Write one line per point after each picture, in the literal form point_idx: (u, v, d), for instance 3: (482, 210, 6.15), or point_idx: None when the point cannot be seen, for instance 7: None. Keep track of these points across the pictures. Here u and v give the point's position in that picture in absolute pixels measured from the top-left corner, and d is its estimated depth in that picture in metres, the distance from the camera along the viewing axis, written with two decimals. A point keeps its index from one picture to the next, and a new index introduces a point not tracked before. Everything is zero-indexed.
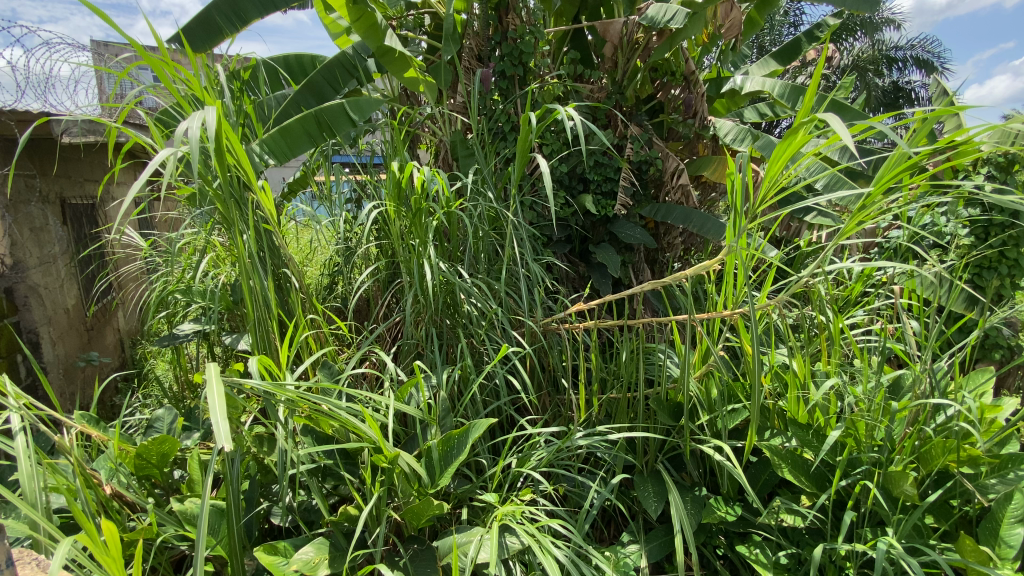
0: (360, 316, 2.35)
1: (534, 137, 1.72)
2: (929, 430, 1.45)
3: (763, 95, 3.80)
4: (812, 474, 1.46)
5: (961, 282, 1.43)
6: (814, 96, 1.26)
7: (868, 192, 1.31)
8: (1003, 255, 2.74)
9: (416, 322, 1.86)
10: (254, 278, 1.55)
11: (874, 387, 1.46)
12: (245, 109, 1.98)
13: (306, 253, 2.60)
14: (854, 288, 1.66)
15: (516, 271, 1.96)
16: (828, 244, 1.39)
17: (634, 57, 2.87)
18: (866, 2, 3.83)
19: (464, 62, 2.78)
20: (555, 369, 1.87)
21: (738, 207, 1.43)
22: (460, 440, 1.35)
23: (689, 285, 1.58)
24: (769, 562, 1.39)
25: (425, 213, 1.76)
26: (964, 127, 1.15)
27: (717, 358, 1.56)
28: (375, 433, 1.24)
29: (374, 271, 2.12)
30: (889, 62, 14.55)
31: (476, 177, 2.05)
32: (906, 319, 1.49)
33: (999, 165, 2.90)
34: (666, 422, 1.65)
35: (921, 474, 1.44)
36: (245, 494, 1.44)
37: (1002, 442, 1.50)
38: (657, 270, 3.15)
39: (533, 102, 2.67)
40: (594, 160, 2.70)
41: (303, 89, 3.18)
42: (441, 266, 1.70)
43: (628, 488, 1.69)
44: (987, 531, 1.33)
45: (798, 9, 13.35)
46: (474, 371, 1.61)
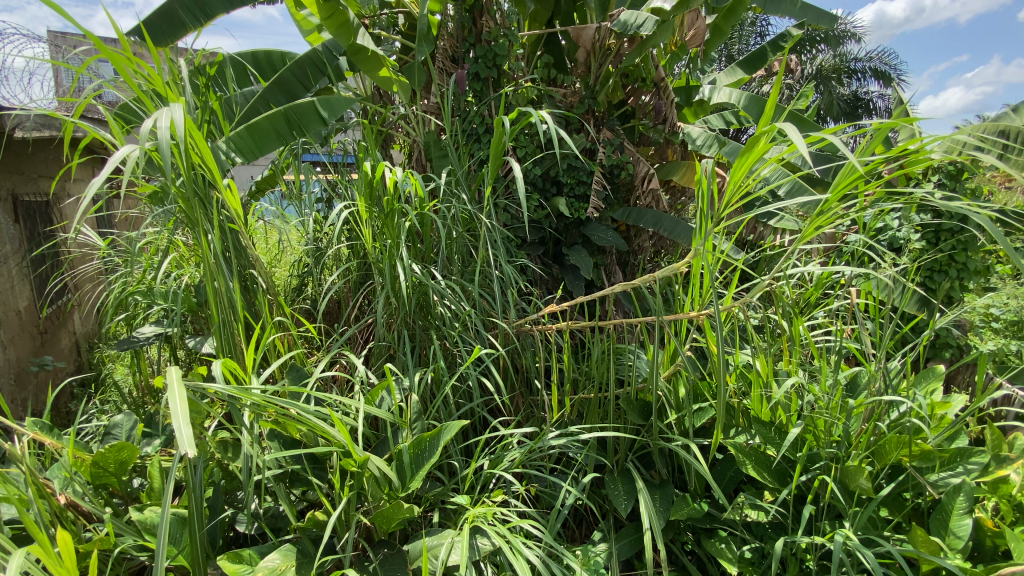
0: (330, 318, 2.31)
1: (508, 140, 1.72)
2: (882, 425, 1.52)
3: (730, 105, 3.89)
4: (773, 469, 1.51)
5: (912, 285, 1.50)
6: (775, 105, 1.30)
7: (825, 198, 1.35)
8: (952, 259, 2.88)
9: (388, 324, 1.84)
10: (219, 280, 1.51)
11: (831, 385, 1.53)
12: (211, 106, 1.92)
13: (275, 253, 2.55)
14: (814, 290, 1.72)
15: (489, 272, 1.96)
16: (789, 248, 1.44)
17: (607, 62, 2.91)
18: (827, 16, 3.99)
19: (439, 63, 2.78)
20: (528, 370, 1.87)
21: (703, 212, 1.46)
22: (432, 442, 1.35)
23: (658, 287, 1.61)
24: (733, 557, 1.43)
25: (397, 215, 1.74)
26: (915, 137, 1.21)
27: (685, 358, 1.60)
28: (344, 436, 1.23)
29: (346, 271, 2.09)
30: (849, 73, 15.18)
31: (450, 177, 2.04)
32: (862, 320, 1.56)
33: (950, 173, 3.03)
34: (635, 422, 1.68)
35: (876, 469, 1.50)
36: (208, 501, 1.41)
37: (951, 437, 1.58)
38: (629, 273, 3.21)
39: (507, 105, 2.68)
40: (567, 163, 2.73)
41: (273, 87, 3.11)
42: (414, 267, 1.68)
43: (598, 487, 1.71)
44: (937, 522, 1.39)
45: (763, 21, 13.86)
46: (446, 373, 1.60)
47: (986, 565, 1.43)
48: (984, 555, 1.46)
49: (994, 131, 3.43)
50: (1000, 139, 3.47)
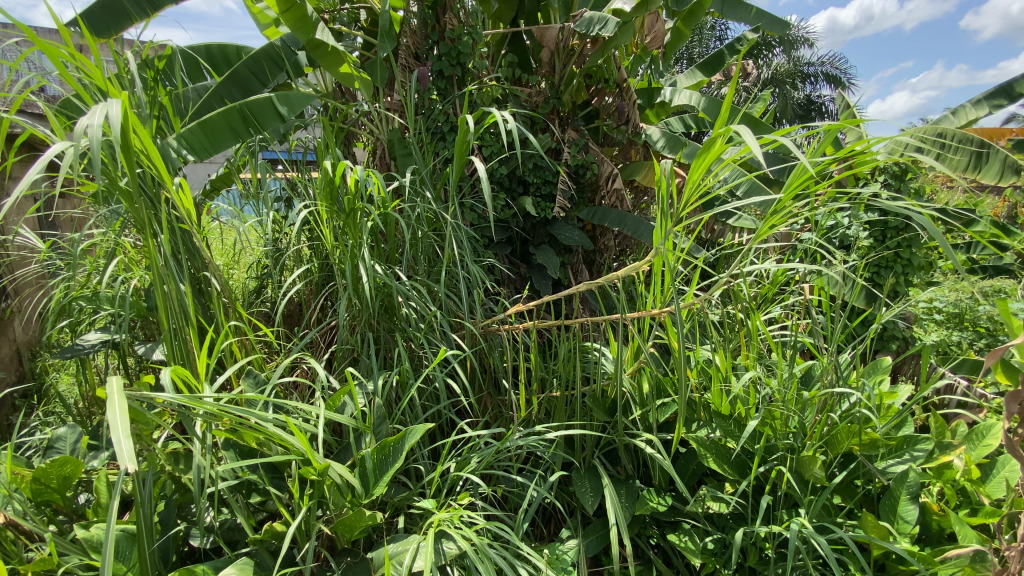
0: (291, 321, 2.24)
1: (472, 139, 1.70)
2: (835, 416, 1.58)
3: (689, 107, 4.00)
4: (733, 461, 1.55)
5: (860, 280, 1.57)
6: (730, 107, 1.33)
7: (778, 198, 1.39)
8: (898, 256, 3.02)
9: (351, 327, 1.80)
10: (168, 284, 1.44)
11: (787, 378, 1.58)
12: (160, 100, 1.82)
13: (232, 254, 2.46)
14: (770, 286, 1.78)
15: (456, 272, 1.94)
16: (746, 246, 1.48)
17: (570, 63, 2.94)
18: (780, 23, 4.15)
19: (401, 60, 2.73)
20: (495, 370, 1.86)
21: (663, 212, 1.49)
22: (397, 447, 1.32)
23: (621, 286, 1.63)
24: (697, 549, 1.46)
25: (359, 215, 1.70)
26: (861, 139, 1.26)
27: (648, 355, 1.63)
28: (303, 444, 1.19)
29: (307, 273, 2.04)
30: (803, 77, 15.82)
31: (414, 177, 2.01)
32: (815, 315, 1.62)
33: (895, 174, 3.13)
34: (601, 419, 1.69)
35: (829, 458, 1.56)
36: (160, 515, 1.34)
37: (897, 425, 1.67)
38: (596, 271, 3.24)
39: (471, 103, 2.66)
40: (533, 162, 2.74)
41: (227, 81, 3.00)
42: (377, 268, 1.65)
43: (566, 484, 1.73)
44: (887, 507, 1.46)
45: (722, 25, 14.32)
46: (412, 376, 1.57)
47: (932, 547, 1.50)
48: (930, 537, 1.53)
49: (933, 134, 3.63)
50: (939, 141, 3.67)
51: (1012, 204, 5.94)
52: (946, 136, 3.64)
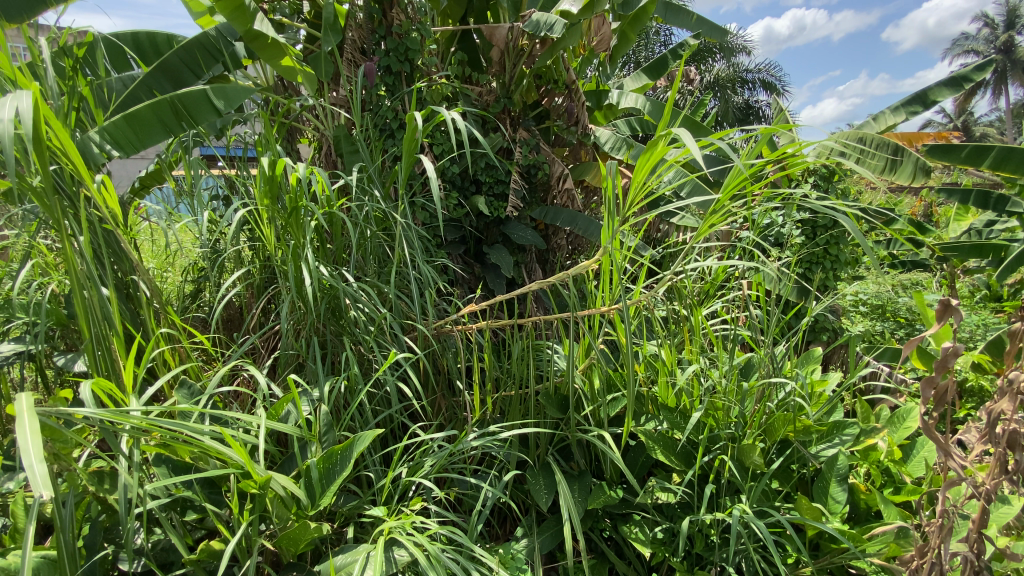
0: (231, 326, 2.14)
1: (421, 137, 1.65)
2: (772, 405, 1.67)
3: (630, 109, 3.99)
4: (679, 452, 1.61)
5: (793, 275, 1.66)
6: (671, 111, 1.38)
7: (717, 197, 1.45)
8: (828, 253, 3.21)
9: (296, 331, 1.73)
10: (89, 289, 1.33)
11: (728, 370, 1.65)
12: (79, 91, 1.68)
13: (166, 256, 2.32)
14: (712, 282, 1.85)
15: (406, 272, 1.90)
16: (688, 244, 1.53)
17: (520, 63, 2.93)
18: (719, 30, 4.35)
19: (347, 54, 2.66)
20: (448, 372, 1.84)
21: (609, 211, 1.53)
22: (344, 455, 1.28)
23: (572, 284, 1.65)
24: (647, 539, 1.51)
25: (301, 214, 1.63)
26: (791, 143, 1.32)
27: (598, 351, 1.66)
28: (242, 456, 1.13)
29: (248, 276, 1.94)
30: (742, 82, 16.64)
31: (361, 174, 1.94)
32: (753, 309, 1.70)
33: (824, 175, 3.32)
34: (554, 416, 1.71)
35: (767, 445, 1.64)
36: (83, 540, 1.24)
37: (828, 411, 1.78)
38: (549, 270, 3.27)
39: (421, 101, 2.61)
40: (484, 161, 2.73)
41: (156, 71, 2.82)
42: (322, 270, 1.58)
43: (520, 483, 1.73)
44: (820, 489, 1.56)
45: (667, 31, 14.89)
46: (361, 380, 1.53)
47: (861, 525, 1.61)
48: (859, 516, 1.64)
49: (855, 138, 3.90)
50: (861, 145, 3.95)
51: (927, 202, 6.47)
52: (866, 141, 3.92)
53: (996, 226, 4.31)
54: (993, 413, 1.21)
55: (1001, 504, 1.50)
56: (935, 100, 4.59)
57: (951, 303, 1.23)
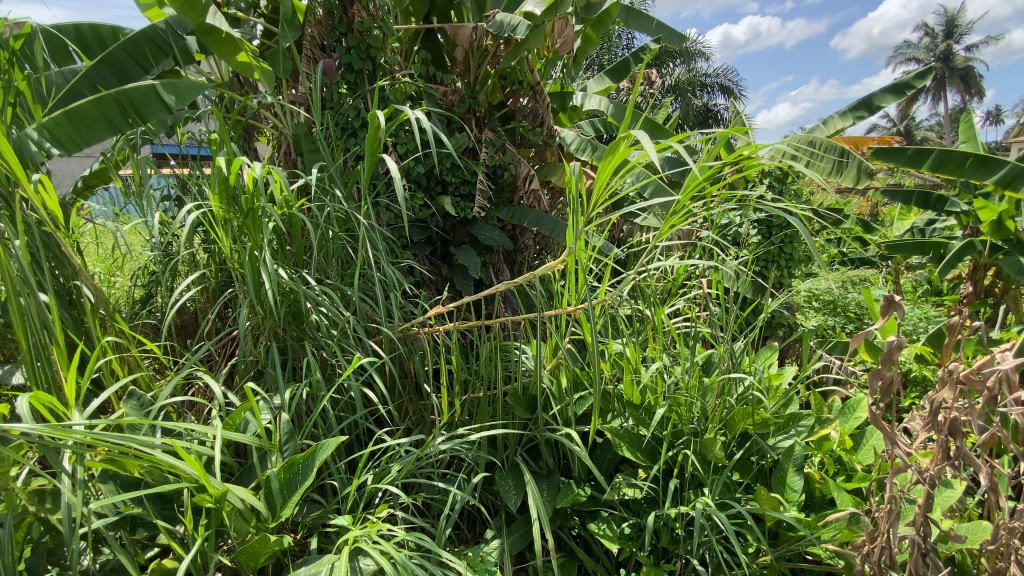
0: (186, 333, 2.05)
1: (383, 136, 1.62)
2: (732, 400, 1.72)
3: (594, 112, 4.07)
4: (644, 448, 1.64)
5: (750, 273, 1.72)
6: (631, 113, 1.40)
7: (677, 198, 1.48)
8: (782, 251, 3.33)
9: (255, 337, 1.67)
10: (25, 296, 1.25)
11: (689, 367, 1.70)
12: (13, 84, 1.58)
13: (113, 260, 2.20)
14: (674, 281, 1.90)
15: (370, 274, 1.87)
16: (651, 244, 1.56)
17: (484, 63, 2.94)
18: (678, 35, 4.46)
19: (306, 51, 2.59)
20: (415, 375, 1.81)
21: (574, 212, 1.54)
22: (307, 463, 1.24)
23: (539, 284, 1.66)
24: (614, 535, 1.53)
25: (258, 216, 1.57)
26: (746, 145, 1.36)
27: (564, 351, 1.68)
28: (196, 469, 1.09)
29: (203, 280, 1.87)
30: (702, 86, 17.14)
31: (322, 174, 1.89)
32: (713, 306, 1.75)
33: (778, 177, 3.46)
34: (523, 416, 1.71)
35: (728, 438, 1.69)
36: (22, 564, 1.16)
37: (784, 404, 1.85)
38: (516, 270, 3.28)
39: (383, 99, 2.58)
40: (450, 162, 2.72)
41: (100, 65, 2.66)
42: (281, 273, 1.53)
43: (489, 484, 1.73)
44: (778, 480, 1.62)
45: (629, 35, 15.25)
46: (323, 387, 1.49)
47: (817, 512, 1.68)
48: (814, 503, 1.71)
49: (805, 141, 4.08)
50: (811, 149, 4.14)
51: (873, 202, 6.82)
52: (815, 144, 4.12)
53: (936, 224, 4.57)
54: (934, 401, 1.28)
55: (944, 488, 1.59)
56: (879, 106, 4.85)
57: (894, 299, 1.28)
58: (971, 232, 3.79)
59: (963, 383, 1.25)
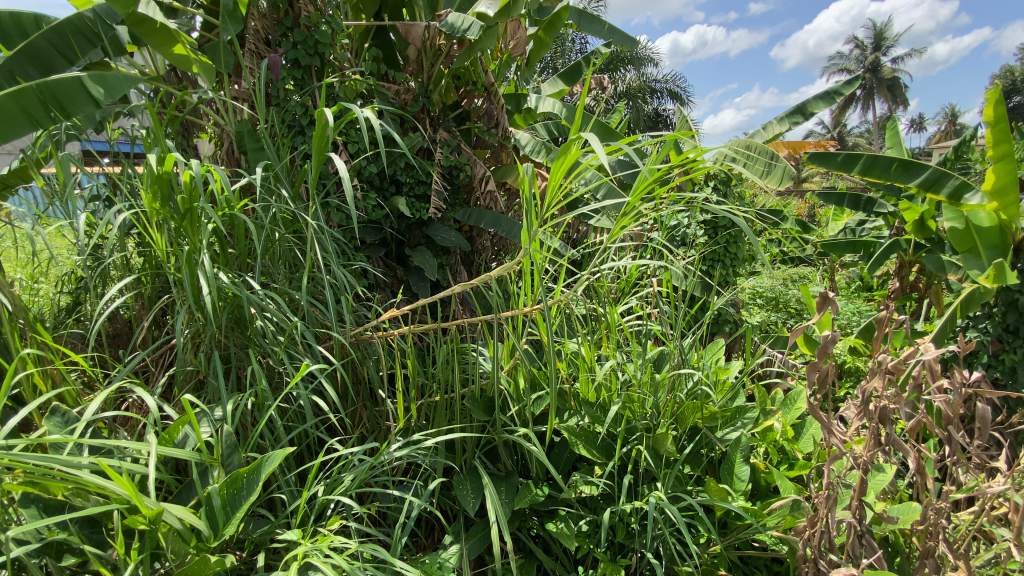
0: (117, 343, 1.91)
1: (332, 135, 1.57)
2: (682, 395, 1.77)
3: (547, 114, 4.10)
4: (600, 445, 1.67)
5: (697, 272, 1.78)
6: (581, 115, 1.42)
7: (628, 200, 1.51)
8: (727, 251, 3.45)
9: (195, 345, 1.58)
10: None
11: (641, 364, 1.74)
12: None
13: (34, 265, 2.03)
14: (627, 280, 1.94)
15: (320, 277, 1.81)
16: (603, 245, 1.59)
17: (437, 62, 2.92)
18: (629, 40, 4.57)
19: (249, 45, 2.48)
20: (369, 381, 1.76)
21: (529, 213, 1.54)
22: (251, 477, 1.19)
23: (494, 285, 1.65)
24: (571, 533, 1.55)
25: (197, 217, 1.48)
26: (692, 149, 1.41)
27: (521, 351, 1.68)
28: (128, 489, 1.02)
29: (137, 286, 1.75)
30: (652, 91, 17.65)
31: (266, 173, 1.81)
32: (664, 305, 1.80)
33: (723, 180, 3.59)
34: (480, 419, 1.70)
35: (679, 432, 1.74)
36: None
37: (730, 397, 1.92)
38: (474, 271, 3.27)
39: (333, 97, 2.51)
40: (403, 161, 2.68)
41: (19, 56, 2.46)
42: (223, 277, 1.46)
43: (447, 488, 1.71)
44: (726, 471, 1.68)
45: (581, 40, 15.54)
46: (270, 396, 1.42)
47: (762, 500, 1.75)
48: (759, 492, 1.79)
49: (746, 146, 4.27)
50: (750, 153, 4.33)
51: (810, 204, 7.23)
52: (754, 148, 4.31)
53: (866, 224, 4.89)
54: (865, 391, 1.36)
55: (876, 472, 1.69)
56: (813, 113, 5.14)
57: (828, 295, 1.36)
58: (897, 231, 4.08)
59: (891, 373, 1.34)
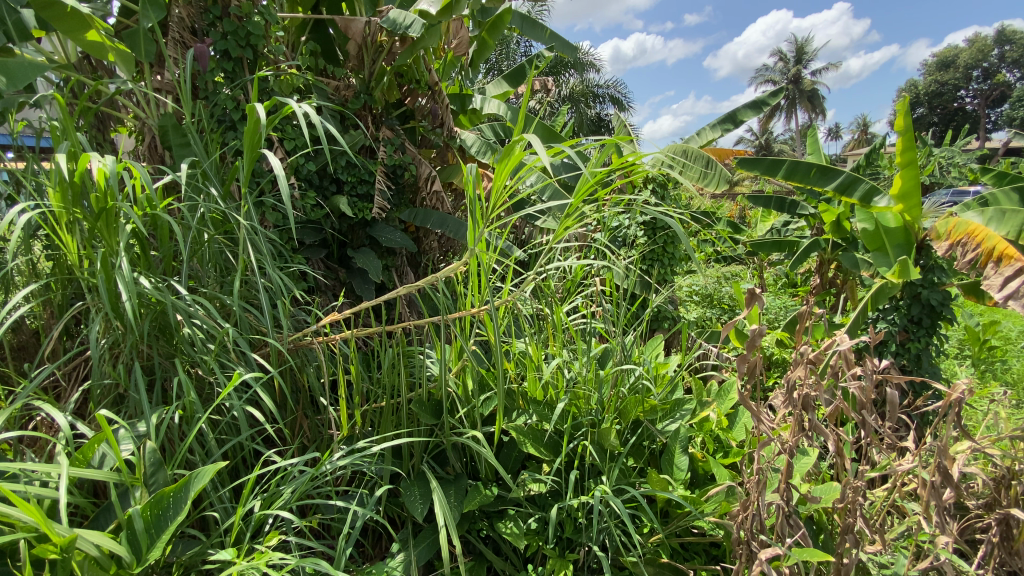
0: (20, 356, 1.73)
1: (265, 130, 1.49)
2: (625, 390, 1.83)
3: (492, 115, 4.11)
4: (547, 443, 1.70)
5: (638, 270, 1.84)
6: (524, 115, 1.43)
7: (571, 201, 1.54)
8: (666, 251, 3.58)
9: (113, 357, 1.46)
10: None
11: (586, 361, 1.78)
12: None
13: None
14: (570, 280, 1.98)
15: (254, 281, 1.72)
16: (548, 245, 1.61)
17: (379, 59, 2.88)
18: (571, 46, 4.65)
19: (173, 33, 2.32)
20: (309, 388, 1.70)
21: (475, 213, 1.54)
22: (178, 496, 1.11)
23: (441, 286, 1.63)
24: (520, 531, 1.56)
25: (114, 217, 1.37)
26: (631, 152, 1.45)
27: (469, 352, 1.68)
28: (35, 516, 0.93)
29: (43, 293, 1.59)
30: (595, 96, 18.07)
31: (193, 171, 1.70)
32: (606, 303, 1.86)
33: (660, 183, 3.73)
34: (428, 422, 1.68)
35: (622, 427, 1.80)
36: None
37: (670, 391, 2.00)
38: (420, 272, 3.22)
39: (268, 91, 2.40)
40: (344, 160, 2.61)
41: None
42: (145, 282, 1.35)
43: (394, 495, 1.68)
44: (667, 462, 1.75)
45: (525, 43, 15.66)
46: (200, 408, 1.33)
47: (700, 488, 1.84)
48: (698, 480, 1.87)
49: (681, 151, 4.46)
50: (684, 158, 4.52)
51: (741, 206, 7.67)
52: (689, 153, 4.51)
53: (790, 225, 5.24)
54: (789, 380, 1.46)
55: (801, 455, 1.81)
56: (743, 120, 5.45)
57: (756, 291, 1.44)
58: (817, 231, 4.40)
59: (812, 363, 1.44)
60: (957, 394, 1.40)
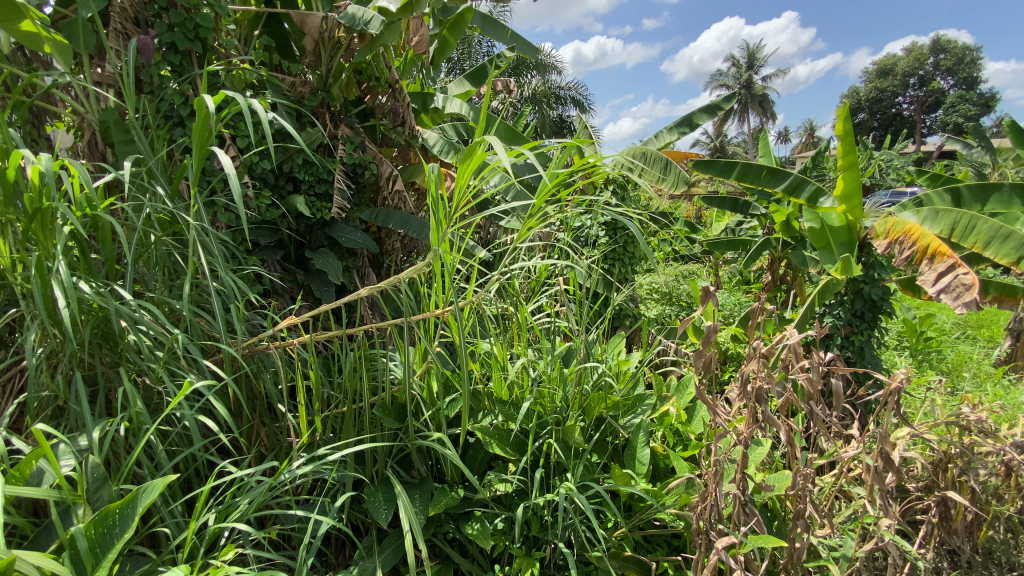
0: None
1: (216, 127, 1.43)
2: (588, 387, 1.86)
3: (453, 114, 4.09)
4: (512, 442, 1.71)
5: (599, 269, 1.86)
6: (485, 116, 1.43)
7: (533, 202, 1.55)
8: (626, 251, 3.64)
9: (50, 367, 1.36)
10: None
11: (550, 359, 1.80)
12: None
13: None
14: (533, 279, 1.99)
15: (206, 284, 1.64)
16: (512, 245, 1.61)
17: (337, 56, 2.84)
18: (531, 47, 4.68)
19: (114, 23, 2.19)
20: (267, 395, 1.64)
21: (438, 214, 1.52)
22: (125, 513, 1.05)
23: (403, 288, 1.61)
24: (487, 532, 1.56)
25: (50, 217, 1.28)
26: (591, 154, 1.47)
27: (433, 354, 1.66)
28: None
29: None
30: (557, 97, 18.23)
31: (137, 169, 1.61)
32: (569, 302, 1.88)
33: (620, 185, 3.79)
34: (391, 426, 1.65)
35: (586, 423, 1.83)
36: None
37: (632, 387, 2.04)
38: (382, 273, 3.17)
39: (219, 86, 2.30)
40: (301, 158, 2.54)
41: None
42: (85, 287, 1.27)
43: (357, 501, 1.64)
44: (629, 457, 1.79)
45: (487, 43, 15.64)
46: (148, 419, 1.27)
47: (661, 481, 1.89)
48: (659, 473, 1.93)
49: (641, 152, 4.56)
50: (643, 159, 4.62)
51: (698, 207, 7.91)
52: (648, 155, 4.61)
53: (744, 224, 5.44)
54: (744, 373, 1.52)
55: (755, 446, 1.89)
56: (698, 123, 5.62)
57: (710, 289, 1.49)
58: (768, 230, 4.60)
59: (764, 356, 1.51)
60: (896, 382, 1.50)
